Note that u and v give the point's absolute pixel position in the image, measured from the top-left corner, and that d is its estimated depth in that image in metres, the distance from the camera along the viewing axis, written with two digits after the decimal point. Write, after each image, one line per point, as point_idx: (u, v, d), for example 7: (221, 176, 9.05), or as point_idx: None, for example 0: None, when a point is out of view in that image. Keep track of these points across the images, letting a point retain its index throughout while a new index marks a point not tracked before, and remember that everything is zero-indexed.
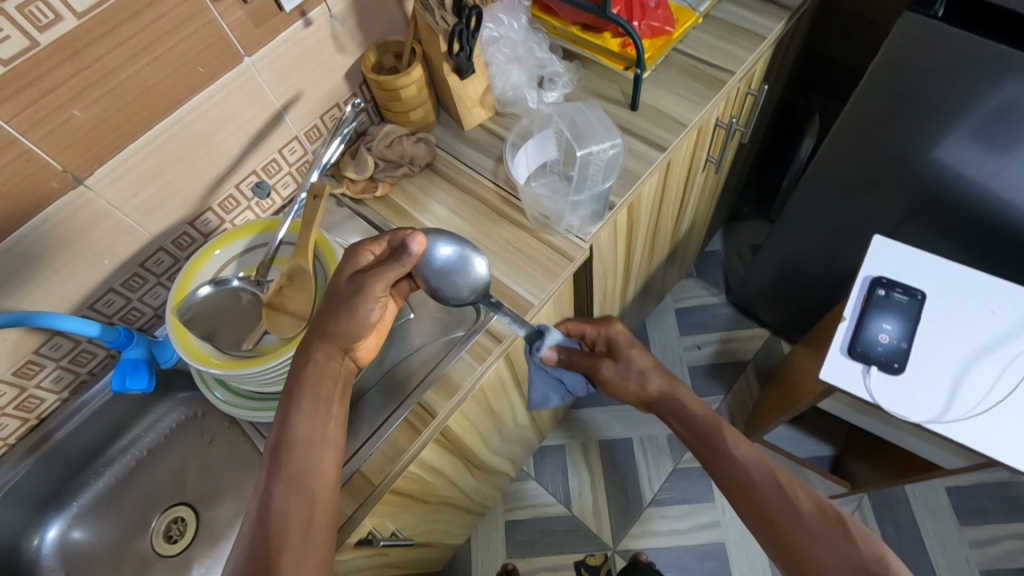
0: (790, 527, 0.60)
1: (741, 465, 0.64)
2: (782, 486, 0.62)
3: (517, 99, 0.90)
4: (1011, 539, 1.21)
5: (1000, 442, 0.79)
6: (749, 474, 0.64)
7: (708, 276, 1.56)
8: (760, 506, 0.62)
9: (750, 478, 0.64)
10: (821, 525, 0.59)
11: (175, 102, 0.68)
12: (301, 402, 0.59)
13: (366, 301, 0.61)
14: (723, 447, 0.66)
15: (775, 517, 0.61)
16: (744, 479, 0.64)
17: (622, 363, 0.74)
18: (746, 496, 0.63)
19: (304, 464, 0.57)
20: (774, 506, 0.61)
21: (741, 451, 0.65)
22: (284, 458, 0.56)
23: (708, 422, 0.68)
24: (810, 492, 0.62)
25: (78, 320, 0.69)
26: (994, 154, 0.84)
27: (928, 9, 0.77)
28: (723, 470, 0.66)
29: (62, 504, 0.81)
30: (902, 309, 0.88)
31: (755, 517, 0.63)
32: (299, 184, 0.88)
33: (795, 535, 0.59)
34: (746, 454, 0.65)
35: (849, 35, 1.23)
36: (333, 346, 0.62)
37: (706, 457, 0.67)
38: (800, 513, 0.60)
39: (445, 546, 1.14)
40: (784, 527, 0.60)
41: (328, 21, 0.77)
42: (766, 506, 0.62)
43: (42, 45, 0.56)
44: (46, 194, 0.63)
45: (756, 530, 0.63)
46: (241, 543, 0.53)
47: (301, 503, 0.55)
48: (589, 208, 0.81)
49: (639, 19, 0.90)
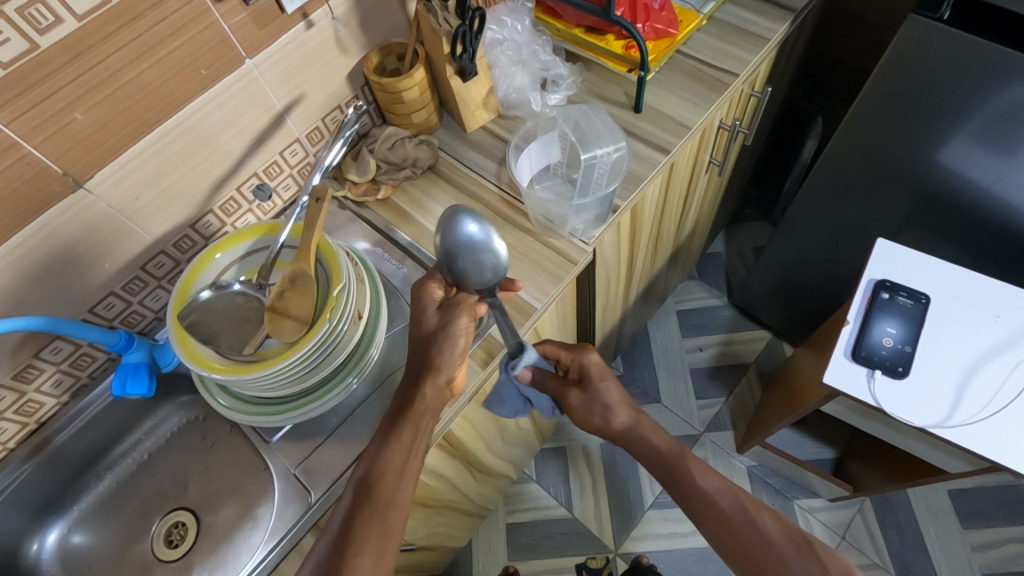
0: (761, 553, 0.66)
1: (709, 495, 0.71)
2: (749, 514, 0.69)
3: (521, 101, 0.90)
4: (1014, 543, 1.20)
5: (1004, 448, 0.79)
6: (715, 503, 0.71)
7: (710, 278, 1.56)
8: (733, 534, 0.68)
9: (719, 508, 0.70)
10: (791, 547, 0.66)
11: (177, 105, 0.68)
12: (399, 436, 0.63)
13: (458, 331, 0.64)
14: (690, 478, 0.72)
15: (748, 544, 0.67)
16: (714, 510, 0.70)
17: (591, 398, 0.79)
18: (714, 524, 0.70)
19: (389, 495, 0.60)
20: (745, 534, 0.68)
21: (707, 482, 0.72)
22: (374, 489, 0.60)
23: (676, 455, 0.75)
24: (777, 517, 0.69)
25: (80, 325, 0.69)
26: (998, 157, 0.84)
27: (934, 11, 0.77)
28: (695, 504, 0.72)
29: (63, 508, 0.80)
30: (907, 312, 0.88)
31: (731, 549, 0.68)
32: (301, 187, 0.88)
33: (763, 556, 0.66)
34: (712, 485, 0.72)
35: (853, 37, 1.23)
36: (439, 381, 0.64)
37: (677, 492, 0.73)
38: (770, 539, 0.67)
39: (446, 549, 1.14)
40: (754, 549, 0.67)
41: (330, 23, 0.77)
42: (738, 534, 0.68)
43: (43, 47, 0.56)
44: (47, 197, 0.63)
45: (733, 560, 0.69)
46: (316, 555, 0.59)
47: (377, 531, 0.59)
48: (593, 212, 0.81)
49: (643, 21, 0.90)
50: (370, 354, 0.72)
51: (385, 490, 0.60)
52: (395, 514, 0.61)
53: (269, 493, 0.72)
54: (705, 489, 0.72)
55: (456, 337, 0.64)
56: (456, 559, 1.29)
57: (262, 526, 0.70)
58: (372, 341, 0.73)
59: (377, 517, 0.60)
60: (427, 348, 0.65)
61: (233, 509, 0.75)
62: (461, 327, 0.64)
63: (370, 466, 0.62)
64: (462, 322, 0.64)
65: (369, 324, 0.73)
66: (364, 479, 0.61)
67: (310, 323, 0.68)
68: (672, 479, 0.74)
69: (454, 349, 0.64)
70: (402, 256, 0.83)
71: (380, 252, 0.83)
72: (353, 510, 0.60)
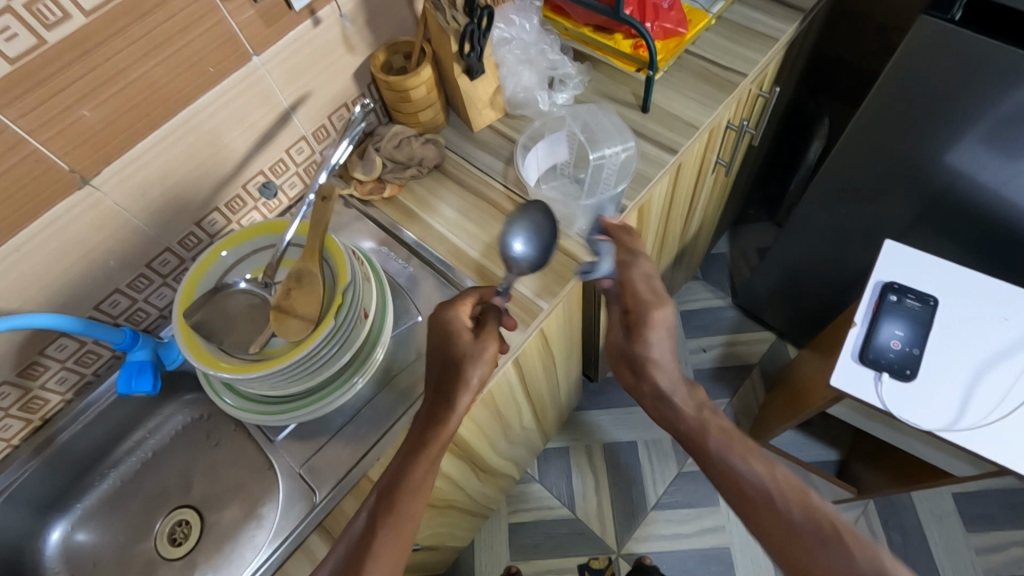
0: (801, 542, 0.56)
1: (745, 477, 0.60)
2: (779, 496, 0.58)
3: (529, 100, 0.89)
4: (1018, 546, 1.20)
5: (1012, 451, 0.78)
6: (749, 483, 0.60)
7: (715, 278, 1.55)
8: (767, 522, 0.58)
9: (748, 488, 0.60)
10: (835, 539, 0.55)
11: (184, 102, 0.68)
12: (425, 452, 0.62)
13: (486, 356, 0.65)
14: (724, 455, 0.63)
15: (782, 532, 0.57)
16: (749, 490, 0.60)
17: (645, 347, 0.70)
18: (741, 504, 0.60)
19: (410, 507, 0.60)
20: (784, 522, 0.57)
21: (748, 466, 0.61)
22: (394, 502, 0.61)
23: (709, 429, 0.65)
24: (815, 500, 0.58)
25: (100, 327, 0.70)
26: (1009, 160, 0.83)
27: (944, 12, 0.76)
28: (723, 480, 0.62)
29: (67, 506, 0.80)
30: (914, 315, 0.87)
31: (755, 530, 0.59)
32: (307, 185, 0.87)
33: (788, 544, 0.56)
34: (750, 467, 0.61)
35: (862, 39, 1.22)
36: (471, 401, 0.65)
37: (708, 465, 0.63)
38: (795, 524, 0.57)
39: (449, 548, 1.13)
40: (778, 536, 0.57)
41: (338, 21, 0.76)
42: (774, 521, 0.57)
43: (50, 43, 0.55)
44: (53, 193, 0.62)
45: (768, 552, 0.58)
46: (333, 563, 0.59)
47: (391, 545, 0.59)
48: (600, 211, 0.82)
49: (652, 20, 0.89)
50: (376, 354, 0.72)
51: (404, 505, 0.60)
52: (406, 531, 0.60)
53: (273, 493, 0.72)
54: (742, 470, 0.61)
55: (480, 364, 0.65)
56: (458, 559, 1.29)
57: (266, 526, 0.70)
58: (378, 340, 0.73)
59: (393, 530, 0.59)
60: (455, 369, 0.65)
61: (239, 507, 0.75)
62: (489, 355, 0.66)
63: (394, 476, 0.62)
64: (493, 350, 0.66)
65: (374, 322, 0.73)
66: (386, 491, 0.62)
67: (317, 322, 0.67)
68: (704, 454, 0.64)
69: (478, 375, 0.65)
70: (407, 255, 0.83)
71: (385, 251, 0.83)
72: (371, 522, 0.60)
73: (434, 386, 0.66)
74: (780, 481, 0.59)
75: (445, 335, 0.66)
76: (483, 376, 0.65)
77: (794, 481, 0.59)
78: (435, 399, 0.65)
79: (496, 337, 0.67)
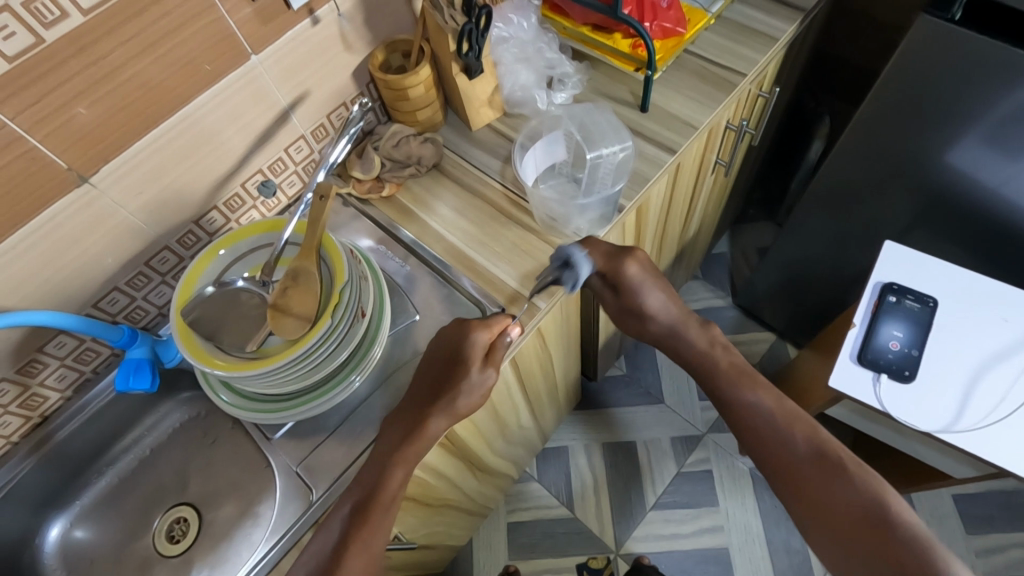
0: (798, 467, 0.70)
1: (754, 406, 0.74)
2: (789, 423, 0.73)
3: (526, 99, 0.89)
4: (1017, 548, 1.19)
5: (1010, 453, 0.78)
6: (761, 414, 0.74)
7: (715, 278, 1.55)
8: (771, 445, 0.72)
9: (763, 420, 0.74)
10: (827, 466, 0.69)
11: (180, 101, 0.68)
12: (396, 466, 0.64)
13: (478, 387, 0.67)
14: (739, 395, 0.75)
15: (786, 457, 0.71)
16: (756, 420, 0.74)
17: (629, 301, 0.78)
18: (757, 435, 0.74)
19: (377, 525, 0.62)
20: (786, 448, 0.71)
21: (757, 396, 0.75)
22: (368, 513, 0.62)
23: (735, 370, 0.76)
24: (820, 436, 0.71)
25: (100, 325, 0.71)
26: (1008, 160, 0.83)
27: (944, 12, 0.76)
28: (738, 409, 0.75)
29: (65, 503, 0.81)
30: (913, 316, 0.87)
31: (762, 452, 0.73)
32: (305, 184, 0.87)
33: (794, 463, 0.71)
34: (760, 398, 0.74)
35: (859, 38, 1.22)
36: (446, 422, 0.66)
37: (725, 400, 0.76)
38: (805, 447, 0.71)
39: (447, 547, 1.13)
40: (785, 455, 0.71)
41: (335, 20, 0.76)
42: (776, 446, 0.72)
43: (47, 41, 0.55)
44: (49, 192, 0.63)
45: (767, 467, 0.73)
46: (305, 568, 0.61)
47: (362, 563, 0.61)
48: (597, 211, 0.80)
49: (651, 19, 0.89)
50: (373, 352, 0.72)
51: (379, 522, 0.62)
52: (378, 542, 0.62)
53: (269, 491, 0.72)
54: (752, 400, 0.75)
55: (473, 391, 0.67)
56: (457, 557, 1.29)
57: (262, 524, 0.70)
58: (375, 339, 0.73)
59: (359, 544, 0.61)
60: (444, 389, 0.66)
61: (236, 505, 0.75)
62: (487, 385, 0.68)
63: (372, 486, 0.63)
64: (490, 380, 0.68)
65: (372, 321, 0.73)
66: (361, 503, 0.63)
67: (313, 321, 0.68)
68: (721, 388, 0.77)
69: (466, 401, 0.67)
70: (404, 255, 0.83)
71: (382, 250, 0.83)
72: (345, 534, 0.62)
73: (415, 402, 0.67)
74: (787, 418, 0.73)
75: (454, 350, 0.68)
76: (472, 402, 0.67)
77: (798, 416, 0.73)
78: (416, 412, 0.66)
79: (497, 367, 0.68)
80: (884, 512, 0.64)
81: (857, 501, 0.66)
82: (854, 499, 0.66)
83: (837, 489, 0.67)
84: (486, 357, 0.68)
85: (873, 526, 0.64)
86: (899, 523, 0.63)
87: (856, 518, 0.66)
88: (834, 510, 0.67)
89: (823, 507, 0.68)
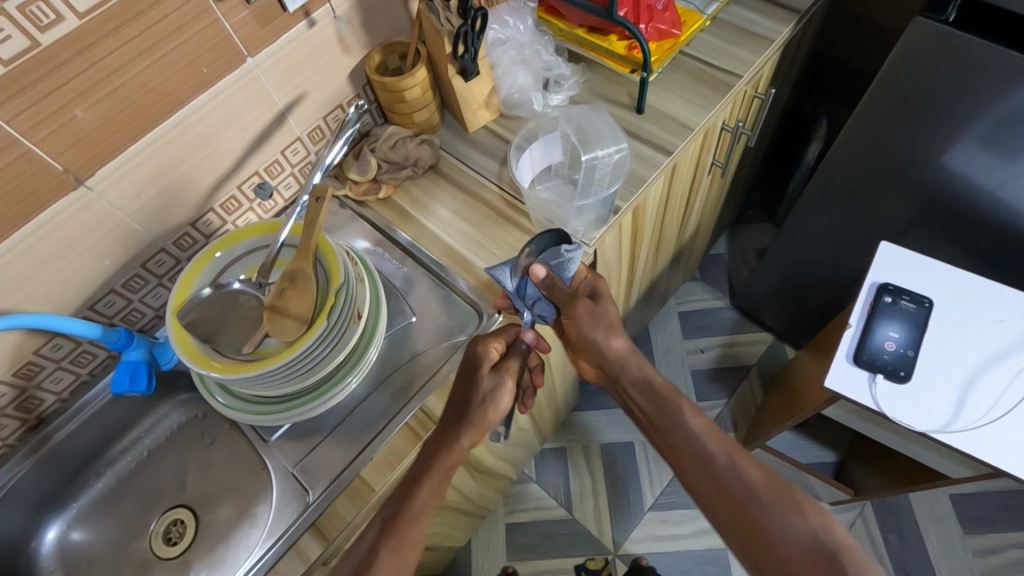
0: (740, 502, 0.61)
1: (695, 437, 0.65)
2: (733, 456, 0.64)
3: (523, 101, 0.90)
4: (1015, 548, 1.19)
5: (1007, 453, 0.78)
6: (703, 445, 0.65)
7: (713, 278, 1.55)
8: (713, 479, 0.63)
9: (704, 451, 0.64)
10: (771, 496, 0.61)
11: (177, 103, 0.68)
12: (427, 479, 0.64)
13: (501, 392, 0.66)
14: (679, 417, 0.67)
15: (731, 493, 0.62)
16: (696, 452, 0.65)
17: (598, 310, 0.71)
18: (704, 471, 0.64)
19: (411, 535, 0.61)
20: (736, 485, 0.62)
21: (695, 422, 0.66)
22: (400, 524, 0.62)
23: (666, 389, 0.69)
24: (761, 465, 0.63)
25: (99, 329, 0.71)
26: (1003, 161, 0.83)
27: (939, 14, 0.76)
28: (676, 442, 0.66)
29: (62, 505, 0.81)
30: (909, 316, 0.88)
31: (710, 495, 0.63)
32: (302, 185, 0.88)
33: (748, 505, 0.61)
34: (699, 425, 0.66)
35: (856, 39, 1.23)
36: (477, 434, 0.65)
37: (659, 430, 0.68)
38: (751, 484, 0.62)
39: (445, 549, 1.13)
40: (733, 495, 0.62)
41: (332, 22, 0.77)
42: (726, 484, 0.62)
43: (44, 44, 0.56)
44: (46, 194, 0.63)
45: (714, 507, 0.63)
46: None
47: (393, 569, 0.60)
48: (594, 212, 0.81)
49: (646, 21, 0.89)
50: (369, 354, 0.72)
51: (407, 531, 0.61)
52: (410, 552, 0.61)
53: (267, 493, 0.72)
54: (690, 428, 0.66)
55: (500, 397, 0.66)
56: (456, 558, 1.29)
57: (260, 525, 0.70)
58: (372, 340, 0.73)
59: (393, 552, 0.60)
60: (470, 400, 0.66)
61: (234, 506, 0.75)
62: (507, 389, 0.66)
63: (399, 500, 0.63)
64: (508, 384, 0.66)
65: (368, 324, 0.73)
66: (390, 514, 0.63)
67: (310, 322, 0.68)
68: (656, 416, 0.68)
69: (497, 409, 0.65)
70: (402, 256, 0.83)
71: (379, 251, 0.83)
72: (377, 543, 0.61)
73: (447, 416, 0.67)
74: (724, 450, 0.64)
75: (470, 364, 0.67)
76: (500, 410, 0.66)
77: (733, 448, 0.64)
78: (445, 426, 0.66)
79: (513, 372, 0.67)
80: (827, 540, 0.57)
81: (808, 537, 0.58)
82: (811, 539, 0.58)
83: (766, 524, 0.59)
84: (497, 365, 0.67)
85: (825, 563, 0.56)
86: (833, 553, 0.56)
87: (807, 556, 0.57)
88: (778, 550, 0.59)
89: (777, 549, 0.59)
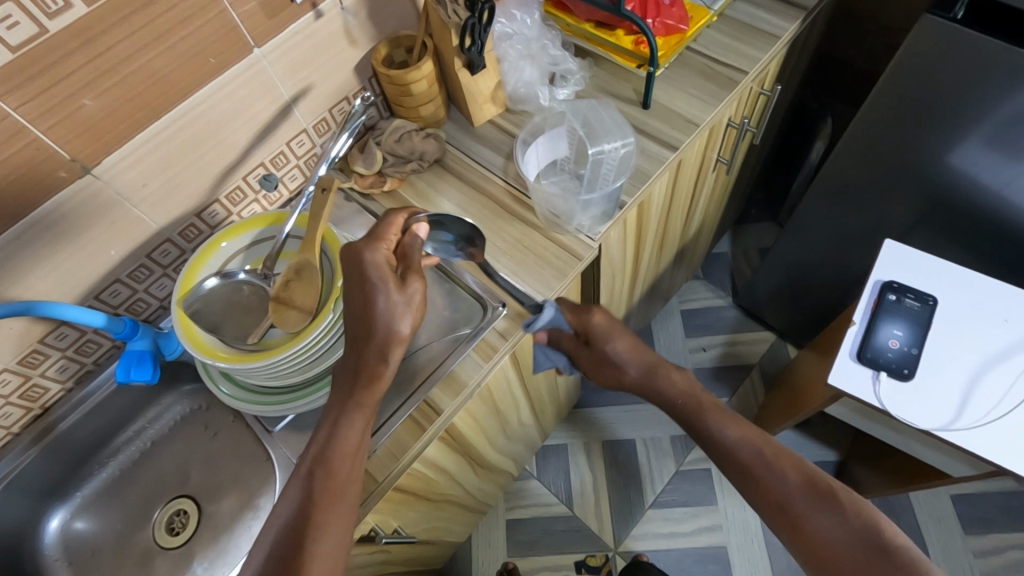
0: (784, 507, 0.68)
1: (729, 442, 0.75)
2: (770, 463, 0.71)
3: (529, 96, 0.89)
4: (1015, 549, 1.19)
5: (1009, 451, 0.78)
6: (738, 453, 0.74)
7: (715, 277, 1.55)
8: (757, 485, 0.71)
9: (741, 458, 0.73)
10: (812, 499, 0.67)
11: (184, 94, 0.68)
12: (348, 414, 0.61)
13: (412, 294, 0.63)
14: (706, 426, 0.77)
15: (775, 497, 0.70)
16: (732, 456, 0.74)
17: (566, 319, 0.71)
18: (742, 476, 0.73)
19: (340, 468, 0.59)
20: (782, 488, 0.69)
21: (728, 429, 0.76)
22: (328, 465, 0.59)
23: (688, 404, 0.80)
24: (801, 467, 0.70)
25: (86, 311, 0.69)
26: (1009, 161, 0.83)
27: (947, 11, 0.76)
28: (714, 450, 0.76)
29: (66, 494, 0.81)
30: (913, 315, 0.87)
31: (755, 494, 0.71)
32: (308, 178, 0.88)
33: (793, 506, 0.68)
34: (735, 433, 0.75)
35: (862, 38, 1.24)
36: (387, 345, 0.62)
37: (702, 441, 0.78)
38: (787, 483, 0.69)
39: (445, 544, 1.13)
40: (776, 496, 0.69)
41: (340, 14, 0.77)
42: (770, 487, 0.70)
43: (53, 31, 0.56)
44: (53, 183, 0.63)
45: (764, 513, 0.71)
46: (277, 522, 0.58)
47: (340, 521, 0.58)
48: (600, 208, 0.80)
49: (653, 16, 0.89)
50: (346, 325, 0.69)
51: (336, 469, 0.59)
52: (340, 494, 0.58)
53: (272, 484, 0.72)
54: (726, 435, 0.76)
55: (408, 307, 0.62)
56: (457, 554, 1.29)
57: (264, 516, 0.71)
58: None
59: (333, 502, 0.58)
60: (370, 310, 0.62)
61: (237, 498, 0.76)
62: (414, 293, 0.63)
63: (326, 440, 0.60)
64: (417, 287, 0.63)
65: None
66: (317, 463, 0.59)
67: (315, 313, 0.68)
68: (691, 425, 0.79)
69: (403, 316, 0.62)
70: None
71: None
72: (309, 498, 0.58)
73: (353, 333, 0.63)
74: (763, 450, 0.73)
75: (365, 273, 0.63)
76: (410, 318, 0.62)
77: (773, 450, 0.72)
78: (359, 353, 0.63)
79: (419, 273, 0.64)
80: (877, 540, 0.62)
81: (859, 535, 0.63)
82: (859, 537, 0.63)
83: (813, 528, 0.66)
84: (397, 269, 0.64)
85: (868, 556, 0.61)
86: (890, 552, 0.61)
87: (856, 554, 0.62)
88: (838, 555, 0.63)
89: (825, 550, 0.64)
